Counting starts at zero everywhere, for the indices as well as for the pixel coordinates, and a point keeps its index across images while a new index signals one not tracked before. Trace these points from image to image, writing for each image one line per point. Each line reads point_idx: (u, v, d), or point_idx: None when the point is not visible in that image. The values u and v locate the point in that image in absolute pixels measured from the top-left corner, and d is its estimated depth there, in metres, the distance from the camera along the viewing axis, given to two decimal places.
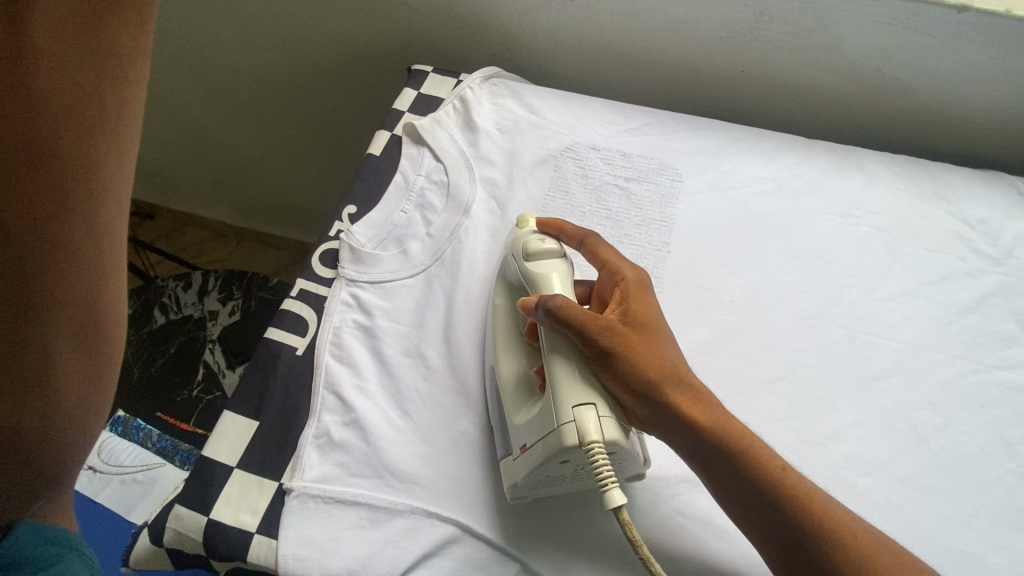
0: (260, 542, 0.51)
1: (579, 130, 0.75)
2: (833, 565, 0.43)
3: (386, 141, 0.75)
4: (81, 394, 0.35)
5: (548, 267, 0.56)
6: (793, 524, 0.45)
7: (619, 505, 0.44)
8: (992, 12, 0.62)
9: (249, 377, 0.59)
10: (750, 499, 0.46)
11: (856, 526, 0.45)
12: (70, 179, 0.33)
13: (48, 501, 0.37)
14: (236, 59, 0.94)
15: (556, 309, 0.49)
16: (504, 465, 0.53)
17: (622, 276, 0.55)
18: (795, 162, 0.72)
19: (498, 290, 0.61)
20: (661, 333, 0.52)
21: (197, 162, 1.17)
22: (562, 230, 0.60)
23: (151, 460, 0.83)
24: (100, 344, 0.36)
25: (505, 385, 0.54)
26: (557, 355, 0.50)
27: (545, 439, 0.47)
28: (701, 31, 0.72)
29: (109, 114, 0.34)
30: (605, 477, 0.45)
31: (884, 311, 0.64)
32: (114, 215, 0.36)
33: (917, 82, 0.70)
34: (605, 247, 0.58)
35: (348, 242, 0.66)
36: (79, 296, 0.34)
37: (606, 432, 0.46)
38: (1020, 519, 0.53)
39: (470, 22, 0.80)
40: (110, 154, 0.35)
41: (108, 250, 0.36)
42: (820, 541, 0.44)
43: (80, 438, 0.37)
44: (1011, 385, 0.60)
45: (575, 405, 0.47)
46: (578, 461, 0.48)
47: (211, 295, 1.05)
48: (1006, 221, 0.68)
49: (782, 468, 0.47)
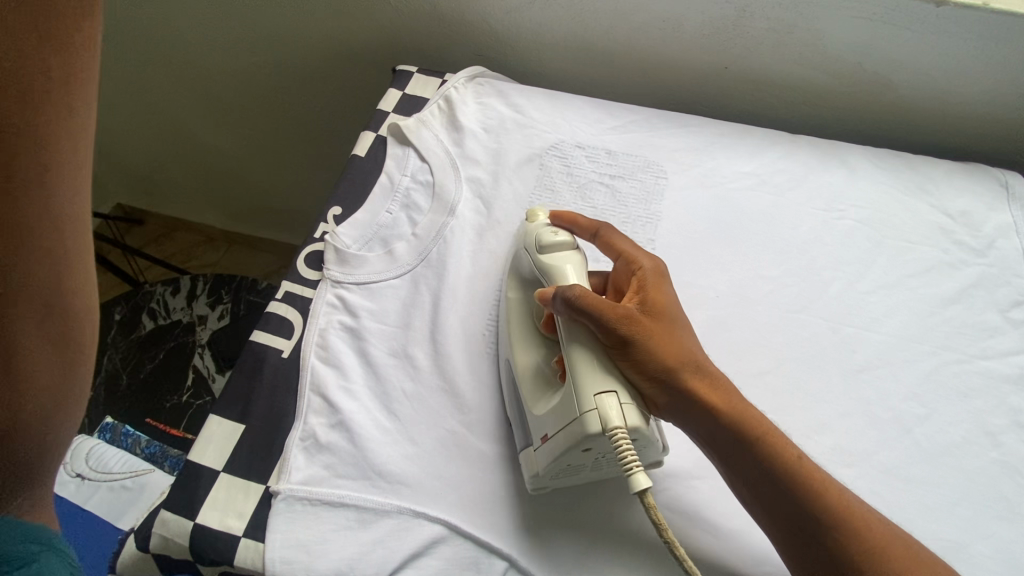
0: (247, 546, 0.50)
1: (564, 128, 0.75)
2: (844, 554, 0.43)
3: (371, 142, 0.75)
4: (56, 379, 0.35)
5: (558, 259, 0.56)
6: (807, 511, 0.45)
7: (644, 488, 0.44)
8: (969, 5, 0.62)
9: (234, 380, 0.59)
10: (764, 485, 0.46)
11: (870, 514, 0.45)
12: (20, 154, 0.32)
13: (28, 498, 0.37)
14: (217, 59, 0.93)
15: (574, 299, 0.49)
16: (523, 457, 0.53)
17: (639, 265, 0.55)
18: (778, 157, 0.72)
19: (512, 284, 0.61)
20: (678, 322, 0.52)
21: (184, 167, 1.16)
22: (576, 223, 0.60)
23: (139, 466, 0.82)
24: (71, 333, 0.35)
25: (523, 379, 0.55)
26: (576, 343, 0.50)
27: (567, 429, 0.48)
28: (683, 28, 0.72)
29: (59, 85, 0.34)
30: (630, 461, 0.45)
31: (868, 303, 0.64)
32: (75, 192, 0.35)
33: (897, 76, 0.71)
34: (620, 237, 0.58)
35: (333, 243, 0.65)
36: (43, 276, 0.33)
37: (629, 419, 0.46)
38: (1003, 507, 0.53)
39: (454, 22, 0.80)
40: (66, 130, 0.34)
41: (73, 235, 0.35)
42: (834, 528, 0.44)
43: (57, 431, 0.36)
44: (995, 374, 0.60)
45: (597, 392, 0.47)
46: (602, 448, 0.48)
47: (200, 299, 1.04)
48: (987, 213, 0.68)
49: (798, 456, 0.47)
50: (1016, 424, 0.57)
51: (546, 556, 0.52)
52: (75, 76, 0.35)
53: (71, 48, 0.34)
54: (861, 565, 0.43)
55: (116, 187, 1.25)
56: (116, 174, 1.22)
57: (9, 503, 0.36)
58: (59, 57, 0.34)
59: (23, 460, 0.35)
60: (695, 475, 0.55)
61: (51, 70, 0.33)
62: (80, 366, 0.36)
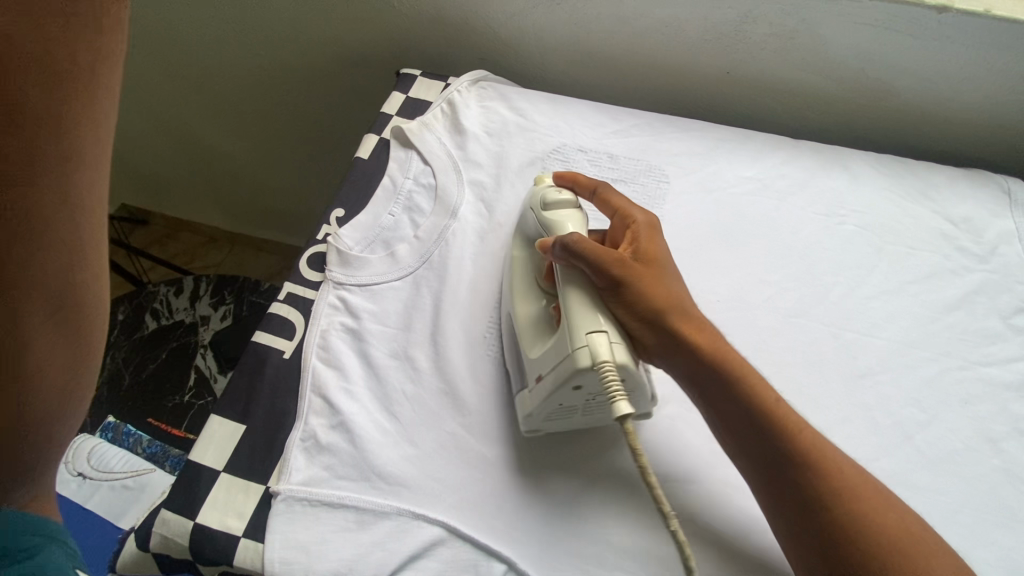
0: (246, 546, 0.51)
1: (567, 132, 0.75)
2: (812, 489, 0.44)
3: (374, 144, 0.75)
4: (61, 372, 0.34)
5: (563, 216, 0.56)
6: (784, 447, 0.46)
7: (625, 416, 0.45)
8: (971, 12, 0.63)
9: (236, 380, 0.59)
10: (744, 423, 0.47)
11: (845, 462, 0.46)
12: (40, 137, 0.31)
13: (29, 490, 0.37)
14: (223, 61, 0.94)
15: (571, 245, 0.50)
16: (518, 399, 0.54)
17: (633, 219, 0.56)
18: (781, 162, 0.72)
19: (517, 244, 0.61)
20: (668, 270, 0.54)
21: (189, 169, 1.17)
22: (577, 181, 0.61)
23: (140, 466, 0.82)
24: (80, 328, 0.35)
25: (522, 327, 0.55)
26: (573, 287, 0.51)
27: (558, 364, 0.49)
28: (686, 33, 0.72)
29: (83, 73, 0.33)
30: (615, 391, 0.46)
31: (869, 309, 0.64)
32: (91, 183, 0.35)
33: (900, 83, 0.71)
34: (615, 194, 0.58)
35: (335, 245, 0.66)
36: (56, 268, 0.33)
37: (617, 356, 0.47)
38: (1004, 515, 0.53)
39: (457, 26, 0.80)
40: (87, 118, 0.33)
41: (86, 226, 0.35)
42: (810, 465, 0.45)
43: (60, 423, 0.36)
44: (996, 381, 0.60)
45: (588, 331, 0.48)
46: (590, 387, 0.49)
47: (203, 300, 1.04)
48: (990, 219, 0.68)
49: (778, 399, 0.48)
50: (1018, 431, 0.57)
51: (545, 557, 0.52)
52: (100, 64, 0.34)
53: (97, 35, 0.34)
54: (832, 505, 0.44)
55: (122, 188, 1.26)
56: (122, 176, 1.23)
57: (11, 494, 0.36)
58: (86, 44, 0.33)
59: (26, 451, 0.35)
60: (696, 479, 0.55)
61: (75, 56, 0.32)
62: (86, 359, 0.36)
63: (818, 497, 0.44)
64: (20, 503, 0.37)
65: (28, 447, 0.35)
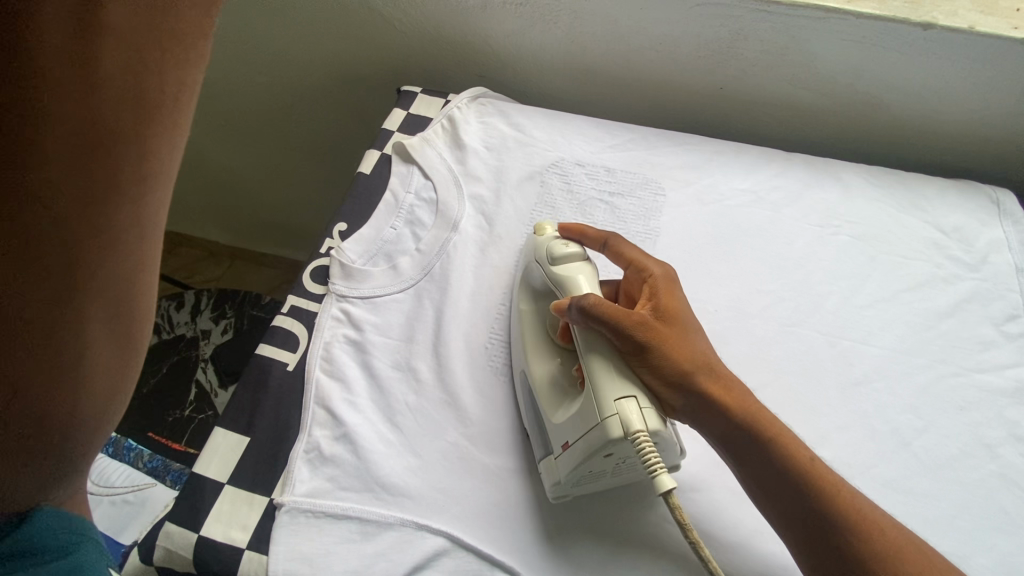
0: (251, 558, 0.51)
1: (565, 147, 0.76)
2: (858, 558, 0.44)
3: (376, 159, 0.76)
4: (110, 377, 0.35)
5: (572, 269, 0.56)
6: (826, 514, 0.45)
7: (670, 489, 0.44)
8: (954, 28, 0.64)
9: (240, 393, 0.60)
10: (781, 487, 0.47)
11: (884, 520, 0.46)
12: (124, 165, 0.31)
13: (70, 490, 0.38)
14: (232, 84, 0.97)
15: (589, 307, 0.50)
16: (544, 465, 0.54)
17: (650, 273, 0.56)
18: (774, 174, 0.74)
19: (523, 295, 0.62)
20: (690, 326, 0.53)
21: (191, 187, 1.18)
22: (584, 234, 0.61)
23: (142, 481, 0.83)
24: (133, 332, 0.36)
25: (540, 389, 0.55)
26: (594, 351, 0.50)
27: (589, 434, 0.48)
28: (679, 50, 0.74)
29: (169, 101, 0.33)
30: (655, 464, 0.45)
31: (863, 317, 0.65)
32: (159, 204, 0.35)
33: (887, 97, 0.73)
34: (628, 246, 0.59)
35: (338, 259, 0.67)
36: (116, 283, 0.33)
37: (651, 424, 0.46)
38: (1002, 519, 0.54)
39: (457, 44, 0.82)
40: (166, 141, 0.33)
41: (151, 242, 0.35)
42: (848, 529, 0.44)
43: (102, 426, 0.36)
44: (990, 388, 0.61)
45: (616, 398, 0.47)
46: (621, 453, 0.48)
47: (204, 315, 1.05)
48: (980, 229, 0.70)
49: (812, 459, 0.47)
50: (1013, 437, 0.58)
51: (548, 567, 0.52)
52: (183, 91, 0.34)
53: (185, 70, 0.33)
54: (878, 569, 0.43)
55: None
56: None
57: (56, 494, 0.37)
58: (176, 75, 0.33)
59: (71, 453, 0.35)
60: (695, 487, 0.56)
61: (165, 80, 0.32)
62: (132, 362, 0.37)
63: (864, 564, 0.43)
64: (57, 502, 0.38)
65: (68, 454, 0.35)
